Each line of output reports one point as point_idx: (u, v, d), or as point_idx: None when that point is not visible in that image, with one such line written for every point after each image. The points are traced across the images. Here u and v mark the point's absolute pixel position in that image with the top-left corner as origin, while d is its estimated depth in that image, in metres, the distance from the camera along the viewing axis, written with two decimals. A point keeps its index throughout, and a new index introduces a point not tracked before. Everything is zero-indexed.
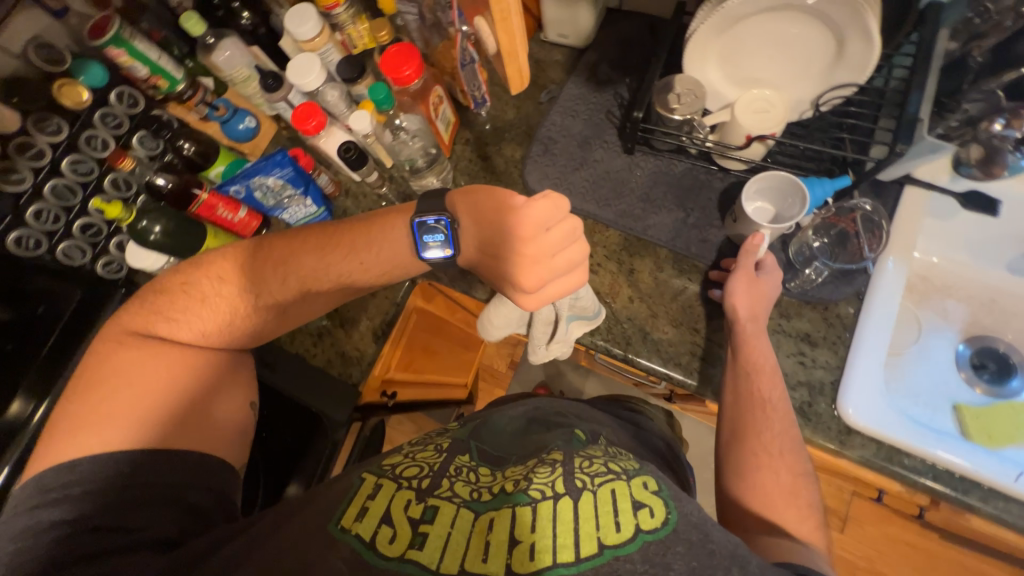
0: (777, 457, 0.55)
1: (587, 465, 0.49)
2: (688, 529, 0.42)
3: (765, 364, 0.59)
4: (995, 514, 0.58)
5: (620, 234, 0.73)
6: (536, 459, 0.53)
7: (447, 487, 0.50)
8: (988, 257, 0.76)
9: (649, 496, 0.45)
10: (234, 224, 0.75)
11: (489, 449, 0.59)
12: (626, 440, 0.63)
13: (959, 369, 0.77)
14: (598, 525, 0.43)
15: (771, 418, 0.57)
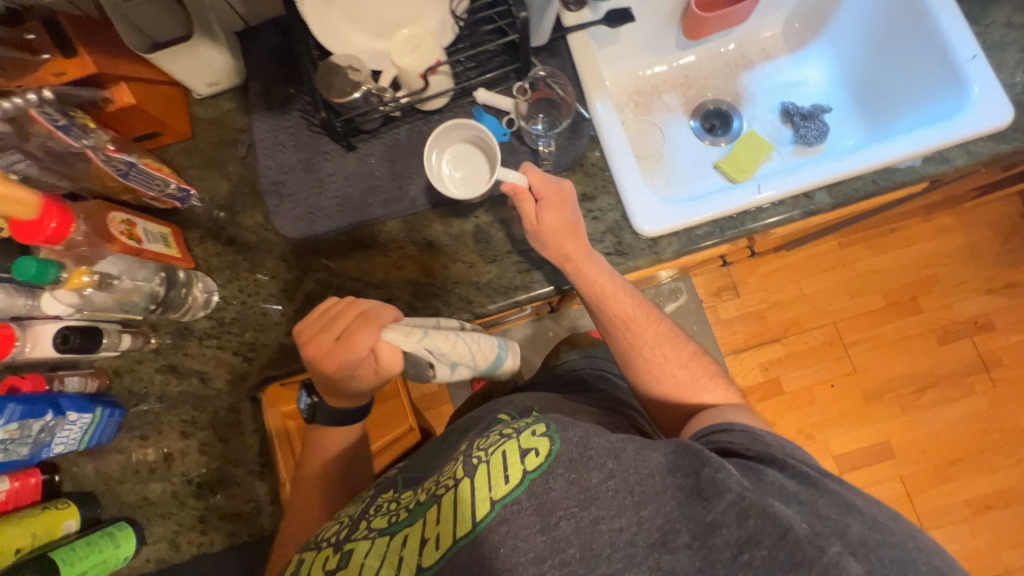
0: (659, 359, 0.72)
1: (484, 443, 0.54)
2: (569, 449, 0.50)
3: (620, 295, 0.70)
4: (779, 221, 0.70)
5: (399, 220, 0.72)
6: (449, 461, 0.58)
7: (363, 528, 0.54)
8: (661, 49, 0.90)
9: (535, 440, 0.51)
10: (1, 500, 0.60)
11: (414, 471, 0.64)
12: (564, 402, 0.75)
13: (702, 140, 0.92)
14: (490, 488, 0.48)
15: (638, 330, 0.72)
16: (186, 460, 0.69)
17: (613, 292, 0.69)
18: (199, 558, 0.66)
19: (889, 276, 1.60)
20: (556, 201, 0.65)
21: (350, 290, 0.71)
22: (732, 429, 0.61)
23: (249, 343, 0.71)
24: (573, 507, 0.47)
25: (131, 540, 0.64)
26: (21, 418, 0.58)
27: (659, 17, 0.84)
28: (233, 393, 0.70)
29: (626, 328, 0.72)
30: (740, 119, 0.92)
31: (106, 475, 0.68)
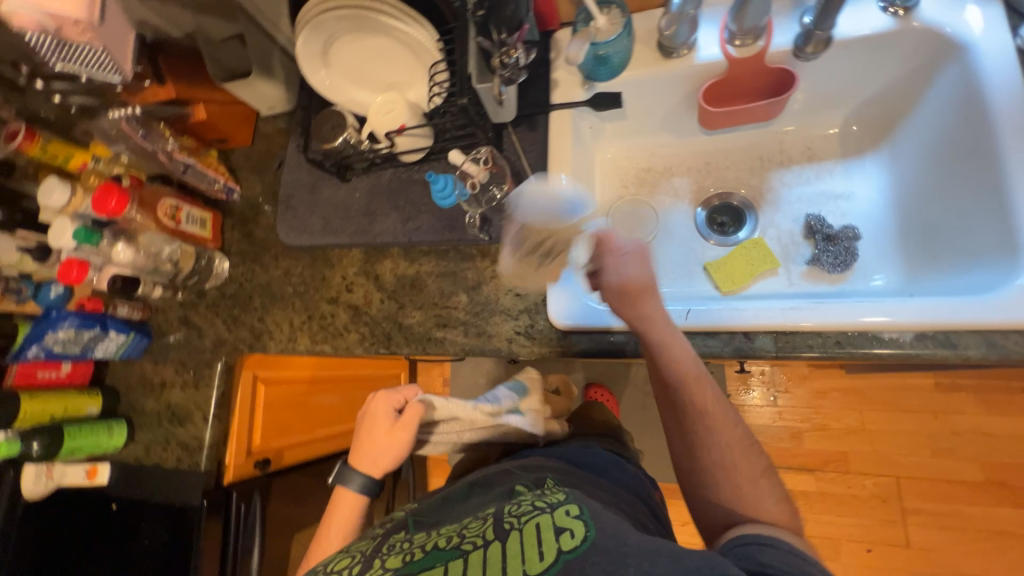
0: (726, 453, 0.59)
1: (516, 510, 0.56)
2: (604, 539, 0.50)
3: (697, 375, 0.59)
4: (706, 355, 0.62)
5: (362, 250, 0.83)
6: (472, 518, 0.60)
7: (378, 566, 0.55)
8: (680, 131, 0.85)
9: (570, 521, 0.53)
10: (62, 378, 0.87)
11: (426, 518, 0.66)
12: (585, 482, 0.69)
13: (706, 237, 0.83)
14: (522, 560, 0.49)
15: (711, 423, 0.59)
16: (172, 390, 0.89)
17: (700, 385, 0.59)
18: (154, 469, 0.86)
19: (999, 448, 1.23)
20: (636, 254, 0.62)
21: (310, 298, 0.84)
22: (770, 545, 0.50)
23: (235, 317, 0.88)
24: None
25: (122, 436, 0.87)
26: (78, 326, 0.83)
27: (672, 104, 0.78)
28: (213, 351, 0.88)
29: (703, 422, 0.59)
30: (754, 221, 0.81)
31: (126, 382, 0.93)
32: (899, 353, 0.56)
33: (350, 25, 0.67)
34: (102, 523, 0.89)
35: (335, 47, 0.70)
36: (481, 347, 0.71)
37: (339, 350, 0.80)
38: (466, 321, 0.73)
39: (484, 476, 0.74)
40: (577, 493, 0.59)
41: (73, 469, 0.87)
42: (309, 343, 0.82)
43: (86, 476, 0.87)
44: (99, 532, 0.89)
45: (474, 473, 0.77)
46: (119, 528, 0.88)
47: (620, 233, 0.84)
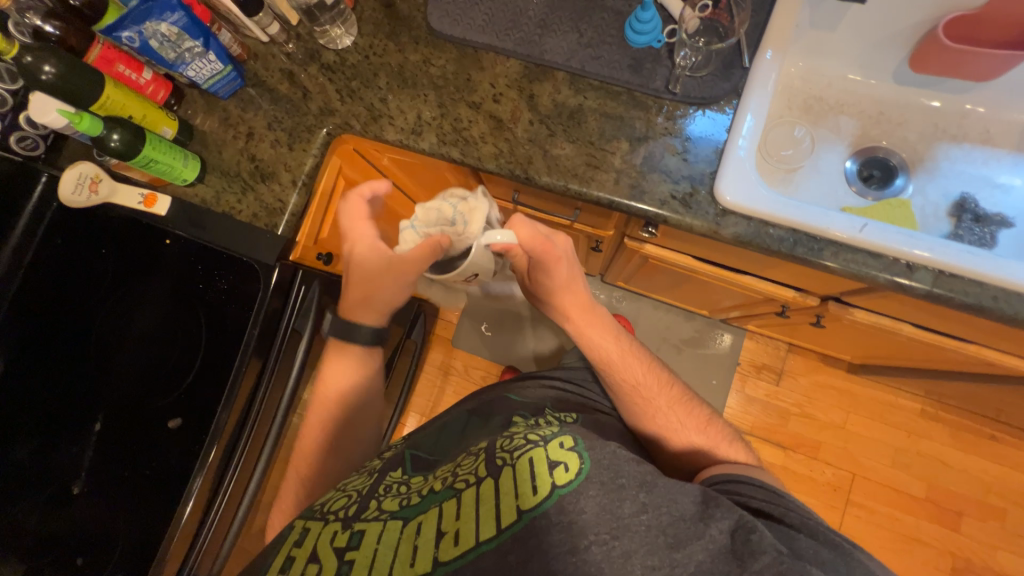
0: (669, 407, 0.73)
1: (509, 444, 0.55)
2: (599, 472, 0.50)
3: (624, 360, 0.75)
4: (853, 274, 0.63)
5: (520, 64, 0.75)
6: (465, 455, 0.60)
7: (374, 509, 0.56)
8: (874, 67, 0.80)
9: (562, 454, 0.52)
10: (141, 86, 0.77)
11: (423, 453, 0.68)
12: (568, 398, 0.78)
13: (850, 184, 0.81)
14: (517, 496, 0.49)
15: (652, 398, 0.73)
16: (260, 144, 0.82)
17: (621, 359, 0.75)
18: (221, 216, 0.80)
19: (949, 476, 1.37)
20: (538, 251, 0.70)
21: (447, 96, 0.76)
22: (747, 482, 0.60)
23: (351, 89, 0.80)
24: (603, 534, 0.46)
25: (195, 172, 0.79)
26: (182, 28, 0.71)
27: (888, 31, 0.74)
28: (319, 117, 0.80)
29: (642, 402, 0.74)
30: (905, 181, 0.80)
31: (206, 122, 0.84)
32: None
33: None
34: (145, 253, 0.82)
35: None
36: (628, 198, 0.68)
37: (466, 159, 0.74)
38: (619, 170, 0.69)
39: (484, 403, 0.76)
40: (568, 426, 0.59)
41: (129, 192, 0.80)
42: (433, 142, 0.75)
43: (142, 204, 0.80)
44: (125, 258, 0.83)
45: (473, 399, 0.79)
46: (167, 264, 0.82)
47: (773, 149, 0.80)
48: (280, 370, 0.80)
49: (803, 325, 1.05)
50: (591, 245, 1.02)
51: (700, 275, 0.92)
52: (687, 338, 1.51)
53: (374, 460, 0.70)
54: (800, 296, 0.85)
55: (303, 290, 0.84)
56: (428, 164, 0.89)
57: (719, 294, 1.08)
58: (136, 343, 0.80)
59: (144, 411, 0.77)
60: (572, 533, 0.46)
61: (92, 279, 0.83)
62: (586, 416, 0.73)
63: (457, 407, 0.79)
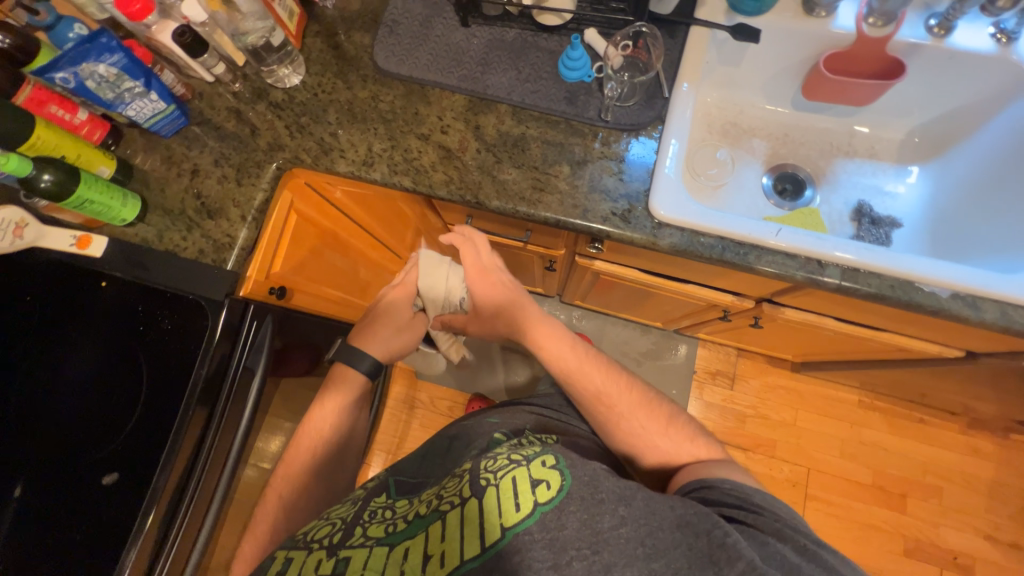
0: (654, 425, 0.72)
1: (492, 465, 0.54)
2: (580, 488, 0.50)
3: (579, 365, 0.77)
4: (778, 275, 0.70)
5: (465, 99, 0.80)
6: (451, 475, 0.58)
7: (360, 534, 0.53)
8: (776, 96, 0.92)
9: (545, 472, 0.52)
10: (76, 126, 0.75)
11: (408, 478, 0.65)
12: (544, 417, 0.77)
13: (768, 197, 0.91)
14: (500, 513, 0.48)
15: (613, 406, 0.74)
16: (207, 181, 0.81)
17: (580, 372, 0.77)
18: (166, 255, 0.78)
19: (891, 462, 1.47)
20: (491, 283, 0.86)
21: (397, 128, 0.80)
22: (718, 485, 0.60)
23: (301, 125, 0.82)
24: (584, 549, 0.46)
25: (134, 212, 0.77)
26: (123, 69, 0.71)
27: (784, 65, 0.86)
28: (268, 152, 0.81)
29: (615, 413, 0.73)
30: (813, 193, 0.91)
31: (147, 161, 0.82)
32: (936, 309, 0.67)
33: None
34: (72, 295, 0.77)
35: None
36: (574, 217, 0.73)
37: (419, 187, 0.77)
38: (564, 192, 0.75)
39: (464, 426, 0.73)
40: (551, 447, 0.59)
41: (60, 236, 0.78)
42: (385, 172, 0.78)
43: (74, 246, 0.78)
44: (52, 304, 0.77)
45: (455, 425, 0.75)
46: (101, 308, 0.77)
47: (698, 168, 0.89)
48: (230, 415, 0.78)
49: (745, 328, 1.13)
50: (544, 264, 1.07)
51: (648, 287, 0.98)
52: (645, 351, 1.57)
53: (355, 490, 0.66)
54: (737, 300, 0.92)
55: (256, 324, 0.82)
56: (381, 194, 0.92)
57: (668, 305, 1.15)
58: (65, 394, 0.74)
59: (73, 469, 0.71)
60: (555, 551, 0.46)
61: (14, 327, 0.76)
62: (566, 439, 0.71)
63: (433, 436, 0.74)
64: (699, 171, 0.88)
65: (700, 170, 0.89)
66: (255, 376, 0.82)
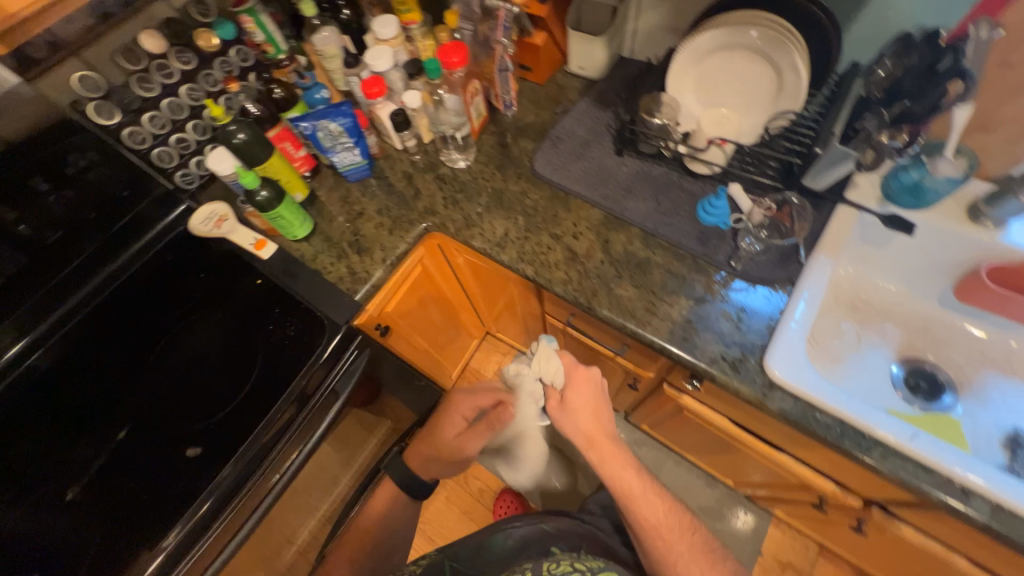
0: None
1: (555, 569, 0.58)
2: None
3: (637, 492, 0.71)
4: (908, 485, 0.62)
5: (601, 214, 0.88)
6: (510, 574, 0.59)
7: None
8: (920, 287, 0.87)
9: None
10: (293, 159, 0.95)
11: (462, 566, 0.65)
12: (599, 537, 0.75)
13: (896, 388, 0.83)
14: None
15: (672, 544, 0.68)
16: (367, 223, 0.95)
17: (644, 500, 0.71)
18: (313, 272, 0.90)
19: None
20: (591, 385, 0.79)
21: (535, 223, 0.89)
22: None
23: (456, 199, 0.95)
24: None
25: (305, 232, 0.93)
26: (346, 129, 0.90)
27: (935, 260, 0.82)
28: (422, 214, 0.94)
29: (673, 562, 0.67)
30: (953, 399, 0.81)
31: (329, 195, 1.00)
32: None
33: (730, 40, 0.80)
34: (233, 285, 0.93)
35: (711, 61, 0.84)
36: (679, 349, 0.73)
37: (539, 278, 0.83)
38: (676, 321, 0.75)
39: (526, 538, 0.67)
40: (611, 564, 0.61)
41: (246, 234, 0.93)
42: (514, 256, 0.86)
43: (252, 245, 0.92)
44: (214, 287, 0.94)
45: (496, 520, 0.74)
46: (248, 301, 0.91)
47: (819, 336, 0.85)
48: (304, 429, 0.80)
49: (841, 527, 0.96)
50: (626, 379, 1.05)
51: (734, 441, 0.91)
52: (705, 507, 1.39)
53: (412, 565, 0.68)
54: (840, 491, 0.81)
55: (355, 351, 0.88)
56: (498, 271, 1.00)
57: (750, 466, 1.03)
58: (191, 360, 0.87)
59: (170, 426, 0.80)
60: None
61: (183, 294, 0.94)
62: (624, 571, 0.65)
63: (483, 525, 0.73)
64: (820, 338, 0.85)
65: (822, 339, 0.85)
66: (336, 399, 0.85)
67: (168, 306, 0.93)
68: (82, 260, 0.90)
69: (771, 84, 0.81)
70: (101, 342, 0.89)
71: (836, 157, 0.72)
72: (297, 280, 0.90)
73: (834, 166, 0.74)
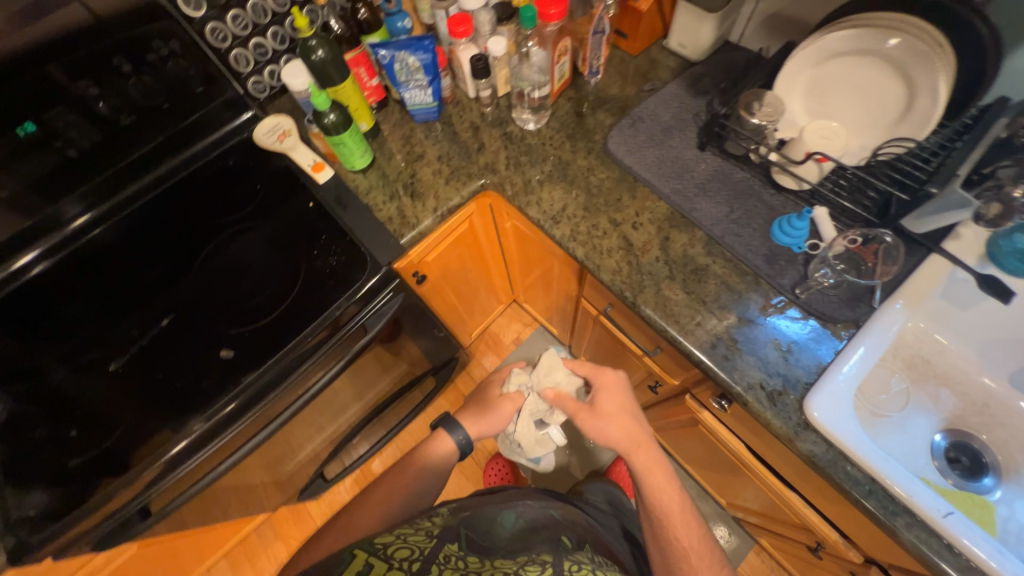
0: None
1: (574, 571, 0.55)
2: None
3: (679, 511, 0.72)
4: (930, 564, 0.59)
5: (667, 208, 0.83)
6: (530, 561, 0.54)
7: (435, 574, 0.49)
8: (992, 360, 0.80)
9: None
10: (365, 87, 0.93)
11: (475, 535, 0.60)
12: (595, 531, 0.75)
13: (932, 457, 0.79)
14: None
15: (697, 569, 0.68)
16: (424, 167, 0.94)
17: (681, 519, 0.72)
18: (364, 207, 0.90)
19: None
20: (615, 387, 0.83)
21: (596, 204, 0.85)
22: None
23: (519, 162, 0.91)
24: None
25: (362, 164, 0.91)
26: (423, 65, 0.86)
27: (1021, 336, 0.75)
28: (482, 170, 0.91)
29: None
30: (994, 483, 0.76)
31: (392, 131, 0.98)
32: None
33: (862, 45, 0.72)
34: (284, 203, 0.94)
35: (835, 64, 0.77)
36: (718, 368, 0.70)
37: (588, 262, 0.80)
38: (720, 337, 0.72)
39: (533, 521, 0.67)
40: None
41: (307, 154, 0.92)
42: (566, 234, 0.82)
43: (310, 166, 0.91)
44: (267, 201, 0.95)
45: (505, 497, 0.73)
46: (296, 221, 0.92)
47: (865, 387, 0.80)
48: (325, 358, 0.82)
49: (828, 572, 0.94)
50: (647, 379, 1.03)
51: (742, 466, 0.89)
52: None
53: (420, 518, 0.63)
54: (842, 543, 0.79)
55: (389, 291, 0.88)
56: (545, 245, 0.97)
57: (749, 492, 1.01)
58: (235, 269, 0.90)
59: (208, 327, 0.84)
60: None
61: (238, 202, 0.95)
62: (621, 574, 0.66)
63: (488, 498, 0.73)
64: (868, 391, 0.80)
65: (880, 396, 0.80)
66: (363, 338, 0.87)
67: (222, 208, 0.95)
68: (147, 148, 0.93)
69: (897, 102, 0.73)
70: (158, 229, 0.93)
71: (954, 204, 0.65)
72: (347, 211, 0.90)
73: (945, 212, 0.68)
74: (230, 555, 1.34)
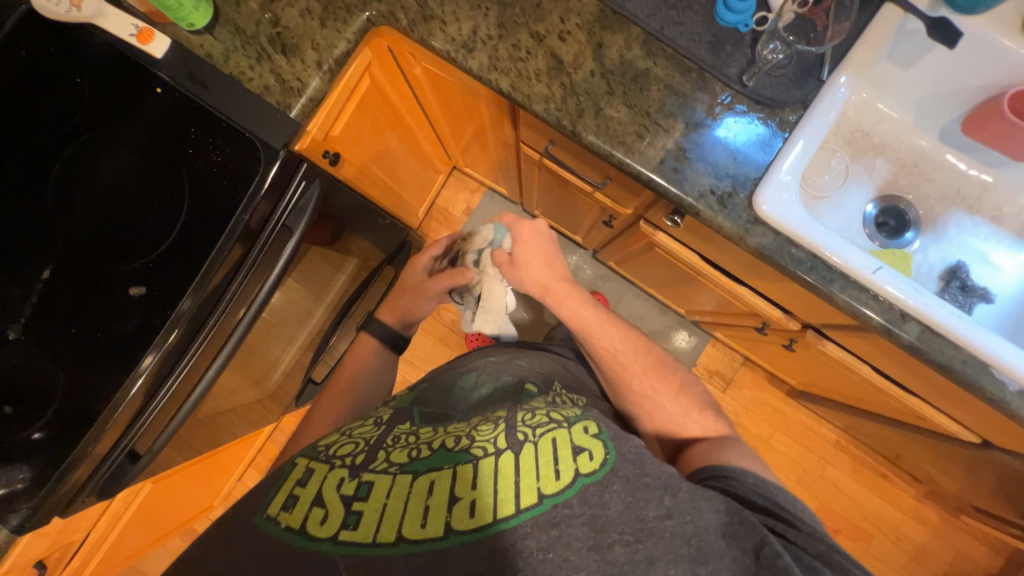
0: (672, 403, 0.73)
1: (530, 420, 0.55)
2: (625, 467, 0.49)
3: (595, 326, 0.76)
4: (858, 315, 0.66)
5: (594, 5, 0.70)
6: (481, 418, 0.58)
7: (383, 459, 0.53)
8: (927, 118, 0.80)
9: (589, 442, 0.51)
10: None
11: (433, 409, 0.64)
12: (565, 369, 0.81)
13: (864, 226, 0.83)
14: (538, 476, 0.47)
15: (626, 365, 0.74)
16: (289, 9, 0.73)
17: (600, 329, 0.76)
18: (231, 79, 0.72)
19: (840, 503, 1.50)
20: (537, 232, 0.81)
21: (511, 16, 0.70)
22: (736, 476, 0.58)
23: None
24: (626, 535, 0.44)
25: (205, 20, 0.71)
26: None
27: (954, 85, 0.74)
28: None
29: (628, 378, 0.74)
30: (914, 235, 0.83)
31: None
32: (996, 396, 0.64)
33: None
34: (122, 94, 0.72)
35: None
36: (666, 184, 0.66)
37: (515, 92, 0.68)
38: (670, 149, 0.67)
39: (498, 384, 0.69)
40: (591, 413, 0.59)
41: (120, 21, 0.70)
42: (483, 63, 0.69)
43: (135, 38, 0.71)
44: (100, 96, 0.73)
45: (455, 367, 0.76)
46: (150, 117, 0.72)
47: (807, 174, 0.80)
48: (259, 270, 0.75)
49: (773, 344, 1.09)
50: (602, 215, 1.01)
51: (698, 276, 0.94)
52: (655, 330, 1.56)
53: (379, 410, 0.66)
54: (785, 318, 0.89)
55: (299, 182, 0.77)
56: (466, 86, 0.83)
57: (705, 297, 1.10)
58: (98, 195, 0.73)
59: (98, 269, 0.72)
60: (596, 530, 0.45)
61: (59, 108, 0.73)
62: (594, 402, 0.71)
63: (444, 372, 0.75)
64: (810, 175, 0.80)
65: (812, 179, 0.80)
66: (290, 239, 0.77)
67: (42, 118, 0.73)
68: None
69: None
70: None
71: None
72: (213, 88, 0.71)
73: None
74: (255, 464, 1.44)
